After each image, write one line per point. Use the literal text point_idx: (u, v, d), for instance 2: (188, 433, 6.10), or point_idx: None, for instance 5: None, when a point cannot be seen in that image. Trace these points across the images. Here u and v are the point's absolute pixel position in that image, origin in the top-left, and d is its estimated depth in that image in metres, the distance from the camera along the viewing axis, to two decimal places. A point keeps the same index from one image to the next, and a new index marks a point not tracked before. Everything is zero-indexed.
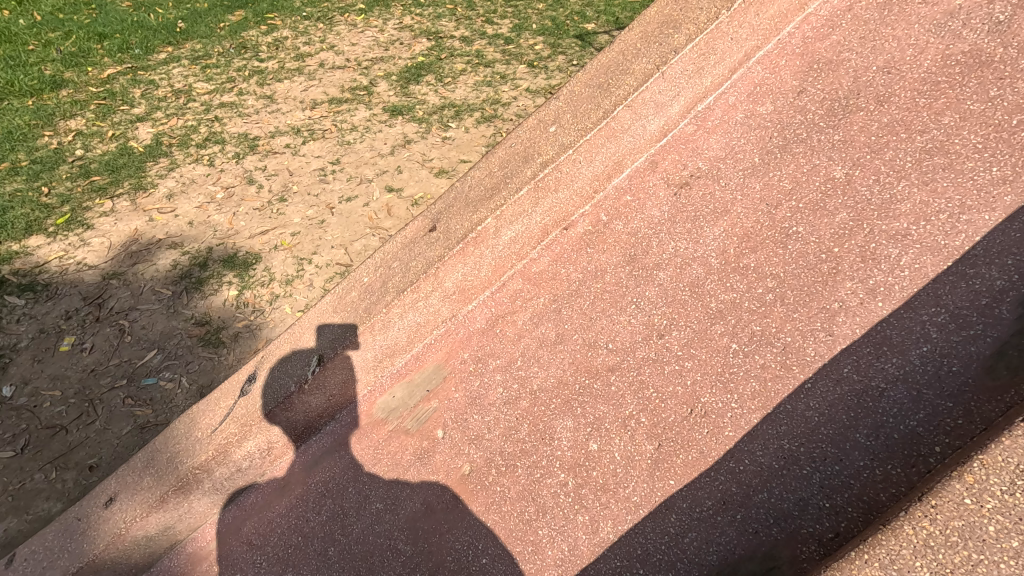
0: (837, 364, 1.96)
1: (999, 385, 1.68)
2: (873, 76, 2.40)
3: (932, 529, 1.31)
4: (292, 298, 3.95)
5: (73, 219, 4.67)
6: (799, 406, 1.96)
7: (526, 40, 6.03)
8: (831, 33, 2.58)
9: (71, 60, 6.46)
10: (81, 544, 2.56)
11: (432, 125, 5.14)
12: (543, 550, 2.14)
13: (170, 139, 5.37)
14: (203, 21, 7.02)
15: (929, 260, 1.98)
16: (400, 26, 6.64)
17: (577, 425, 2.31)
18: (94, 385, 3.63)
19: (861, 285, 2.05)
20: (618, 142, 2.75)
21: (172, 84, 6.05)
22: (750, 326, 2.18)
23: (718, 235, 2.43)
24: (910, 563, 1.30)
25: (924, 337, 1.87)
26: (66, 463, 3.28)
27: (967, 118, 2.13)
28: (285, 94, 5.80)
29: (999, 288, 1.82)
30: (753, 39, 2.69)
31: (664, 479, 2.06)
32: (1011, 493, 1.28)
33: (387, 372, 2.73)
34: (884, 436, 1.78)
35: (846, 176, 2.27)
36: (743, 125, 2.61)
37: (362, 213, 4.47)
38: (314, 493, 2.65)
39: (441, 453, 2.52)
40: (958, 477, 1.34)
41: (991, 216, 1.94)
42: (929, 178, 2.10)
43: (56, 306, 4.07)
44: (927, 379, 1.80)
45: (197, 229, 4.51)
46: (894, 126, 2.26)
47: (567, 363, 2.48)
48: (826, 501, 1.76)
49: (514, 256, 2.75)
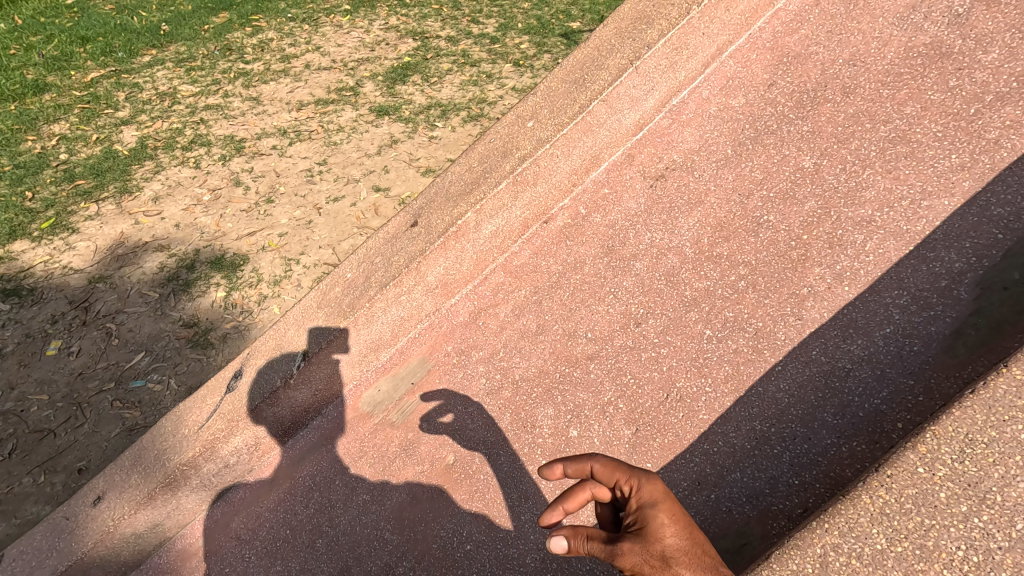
0: (806, 347, 2.04)
1: (958, 362, 1.78)
2: (840, 69, 2.55)
3: (888, 497, 1.39)
4: (280, 298, 3.97)
5: (58, 223, 4.66)
6: (770, 388, 2.02)
7: (513, 39, 6.06)
8: (800, 27, 2.72)
9: (53, 64, 6.43)
10: (69, 544, 2.56)
11: (418, 125, 5.18)
12: (525, 535, 2.19)
13: (156, 142, 5.37)
14: (187, 23, 7.00)
15: (893, 245, 2.09)
16: (386, 27, 6.66)
17: (557, 412, 2.37)
18: (82, 389, 3.64)
19: (828, 271, 2.15)
20: (595, 136, 2.78)
21: (157, 87, 6.04)
22: (723, 313, 2.25)
23: (693, 225, 2.51)
24: (867, 530, 1.38)
25: (887, 319, 1.96)
26: (55, 467, 3.30)
27: (929, 108, 2.30)
28: (271, 96, 5.81)
29: (958, 270, 1.94)
30: (725, 34, 2.78)
31: (642, 462, 2.09)
32: (960, 460, 1.37)
33: (372, 366, 2.81)
34: (850, 414, 1.85)
35: (814, 166, 2.40)
36: (717, 118, 2.70)
37: (350, 213, 4.50)
38: (302, 486, 2.67)
39: (426, 443, 2.56)
40: (912, 447, 1.43)
41: (950, 202, 2.08)
42: (892, 166, 2.25)
43: (42, 311, 4.08)
44: (891, 358, 1.88)
45: (184, 231, 4.52)
46: (859, 117, 2.41)
47: (548, 353, 2.53)
48: (795, 478, 1.83)
49: (495, 250, 2.83)
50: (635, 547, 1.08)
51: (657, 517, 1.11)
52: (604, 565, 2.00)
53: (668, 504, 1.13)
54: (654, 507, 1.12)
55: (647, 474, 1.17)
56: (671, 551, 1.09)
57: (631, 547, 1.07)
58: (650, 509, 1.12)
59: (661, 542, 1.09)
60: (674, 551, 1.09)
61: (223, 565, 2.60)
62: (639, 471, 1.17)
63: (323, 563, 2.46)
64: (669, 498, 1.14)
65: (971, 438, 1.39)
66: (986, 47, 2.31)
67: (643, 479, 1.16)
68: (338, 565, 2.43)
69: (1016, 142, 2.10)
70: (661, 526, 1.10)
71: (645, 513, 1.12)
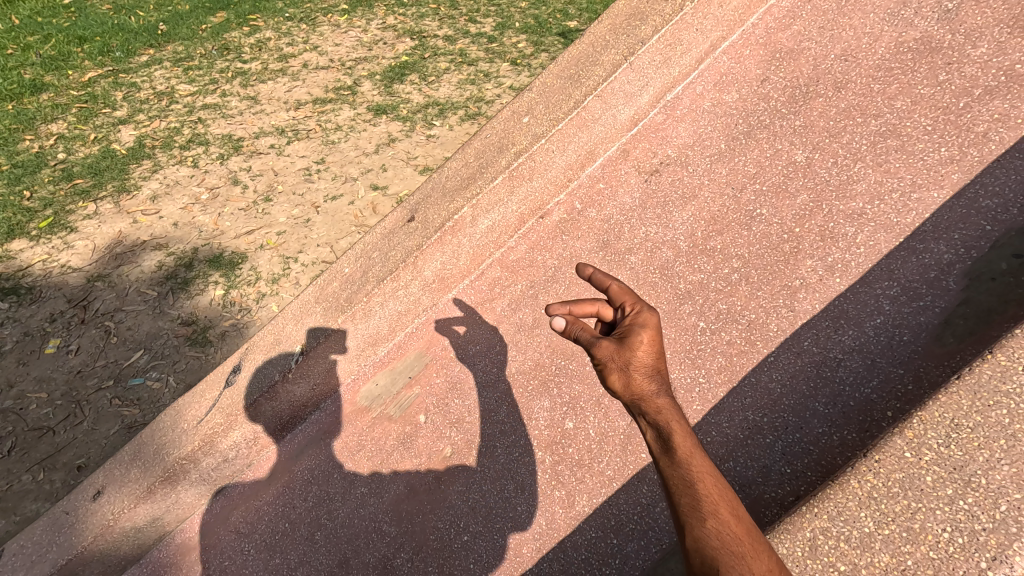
0: (798, 338, 2.07)
1: (947, 351, 1.81)
2: (831, 64, 2.58)
3: (876, 481, 1.45)
4: (278, 296, 3.99)
5: (56, 222, 4.68)
6: (763, 378, 2.05)
7: (510, 38, 6.08)
8: (793, 24, 2.74)
9: (50, 64, 6.44)
10: (69, 538, 2.57)
11: (416, 123, 5.20)
12: (522, 525, 2.22)
13: (153, 141, 5.38)
14: (185, 23, 7.01)
15: (883, 237, 2.13)
16: (383, 27, 6.67)
17: (553, 404, 2.41)
18: (81, 386, 3.66)
19: (820, 263, 2.18)
20: (590, 131, 2.80)
21: (154, 87, 6.05)
22: (717, 305, 2.27)
23: (687, 219, 2.54)
24: (855, 513, 1.43)
25: (878, 310, 2.00)
26: (54, 464, 3.32)
27: (919, 102, 2.33)
28: (268, 95, 5.83)
29: (946, 261, 1.98)
30: (718, 30, 2.80)
31: (636, 453, 2.16)
32: (945, 445, 1.43)
33: (370, 361, 2.83)
34: (841, 404, 1.88)
35: (806, 160, 2.43)
36: (710, 113, 2.73)
37: (347, 211, 4.52)
38: (300, 480, 2.69)
39: (424, 436, 2.58)
40: (900, 433, 1.48)
41: (940, 194, 2.12)
42: (883, 160, 2.28)
43: (41, 309, 4.09)
44: (881, 348, 1.92)
45: (182, 230, 4.54)
46: (851, 112, 2.44)
47: (544, 346, 2.56)
48: (787, 466, 1.85)
49: (492, 245, 2.85)
50: (610, 344, 1.23)
51: (637, 331, 1.23)
52: (599, 554, 2.04)
53: (653, 330, 1.23)
54: (639, 325, 1.24)
55: (650, 307, 1.28)
56: (635, 355, 1.20)
57: (606, 341, 1.23)
58: (636, 327, 1.24)
59: (630, 347, 1.21)
60: (639, 360, 1.20)
61: (223, 558, 2.62)
62: (646, 304, 1.29)
63: (322, 555, 2.48)
64: (658, 327, 1.24)
65: (956, 423, 1.44)
66: (976, 42, 2.34)
67: (645, 309, 1.28)
68: (336, 557, 2.45)
69: (1004, 135, 2.13)
70: (636, 338, 1.22)
71: (630, 328, 1.25)
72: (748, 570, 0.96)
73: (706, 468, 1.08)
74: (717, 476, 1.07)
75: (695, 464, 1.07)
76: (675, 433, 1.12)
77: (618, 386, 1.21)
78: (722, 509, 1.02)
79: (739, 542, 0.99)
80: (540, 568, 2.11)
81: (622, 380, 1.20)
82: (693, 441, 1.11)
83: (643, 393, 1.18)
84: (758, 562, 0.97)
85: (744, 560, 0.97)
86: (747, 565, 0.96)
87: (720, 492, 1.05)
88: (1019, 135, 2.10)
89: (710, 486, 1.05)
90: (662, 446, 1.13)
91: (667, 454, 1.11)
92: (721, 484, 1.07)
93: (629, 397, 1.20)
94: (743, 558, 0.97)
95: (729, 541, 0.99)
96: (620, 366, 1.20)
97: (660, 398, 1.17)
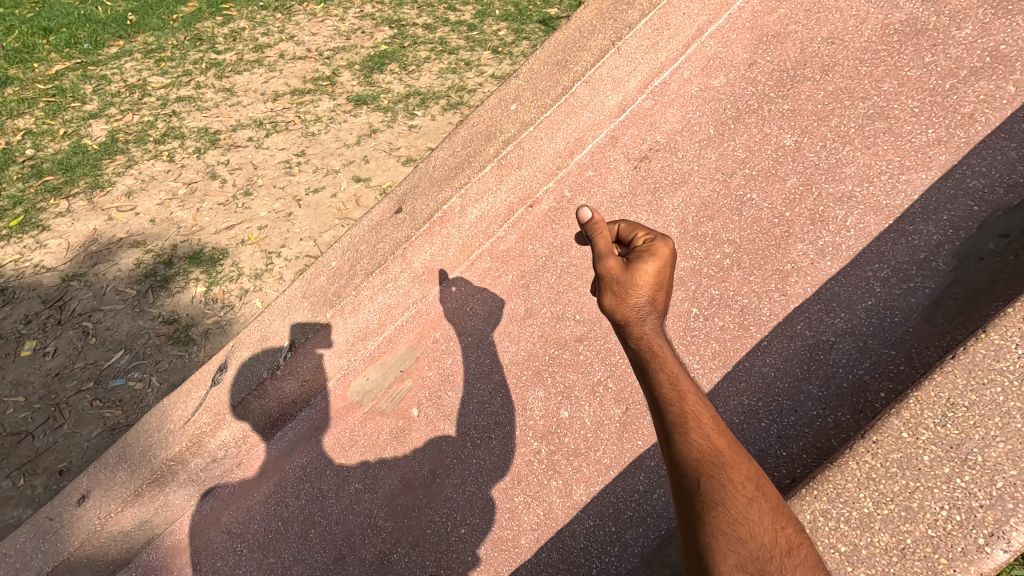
0: (791, 322, 2.08)
1: (937, 332, 1.85)
2: (818, 47, 2.58)
3: (873, 462, 1.47)
4: (261, 293, 3.91)
5: (27, 221, 4.52)
6: (757, 363, 2.06)
7: (491, 25, 5.97)
8: (778, 7, 2.74)
9: (15, 56, 6.20)
10: (54, 544, 2.51)
11: (398, 114, 5.10)
12: (519, 516, 2.22)
13: (126, 135, 5.22)
14: (155, 12, 6.75)
15: (873, 220, 2.14)
16: (362, 15, 6.51)
17: (548, 394, 2.40)
18: (60, 389, 3.56)
19: (811, 247, 2.20)
20: (579, 118, 2.79)
21: (126, 79, 5.85)
22: (709, 291, 2.27)
23: (677, 205, 2.53)
24: (854, 494, 1.46)
25: (868, 292, 2.02)
26: (34, 470, 3.25)
27: (906, 84, 2.34)
28: (244, 86, 5.67)
29: (936, 242, 2.00)
30: (706, 14, 2.78)
31: (632, 441, 2.16)
32: (941, 424, 1.45)
33: (360, 356, 2.78)
34: (835, 386, 1.91)
35: (795, 144, 2.43)
36: (699, 98, 2.72)
37: (330, 204, 4.43)
38: (292, 478, 2.63)
39: (417, 430, 2.56)
40: (897, 414, 1.50)
41: (927, 175, 2.14)
42: (871, 143, 2.29)
43: (15, 311, 3.97)
44: (873, 330, 1.95)
45: (159, 227, 4.41)
46: (839, 94, 2.45)
47: (537, 337, 2.54)
48: (783, 449, 1.87)
49: (481, 236, 2.81)
50: (616, 264, 1.24)
51: (645, 258, 1.23)
52: (598, 543, 2.05)
53: (662, 260, 1.24)
54: (649, 253, 1.24)
55: (665, 238, 1.28)
56: (636, 279, 1.21)
57: (613, 259, 1.25)
58: (646, 254, 1.25)
59: (634, 273, 1.21)
60: (639, 283, 1.20)
61: (215, 559, 2.57)
62: (660, 235, 1.29)
63: (317, 553, 2.45)
64: (668, 259, 1.24)
65: (952, 403, 1.46)
66: (960, 24, 2.35)
67: (658, 239, 1.28)
68: (332, 554, 2.43)
69: (990, 116, 2.15)
70: (643, 265, 1.22)
71: (640, 254, 1.25)
72: (729, 479, 1.03)
73: (688, 385, 1.11)
74: (699, 392, 1.11)
75: (681, 385, 1.10)
76: (658, 354, 1.15)
77: (609, 303, 1.22)
78: (705, 424, 1.07)
79: (720, 454, 1.05)
80: (538, 559, 2.12)
81: (617, 297, 1.21)
82: (674, 361, 1.14)
83: (633, 312, 1.20)
84: (738, 472, 1.04)
85: (725, 470, 1.04)
86: (727, 476, 1.03)
87: (702, 407, 1.08)
88: (1004, 115, 2.13)
89: (693, 404, 1.08)
90: (644, 367, 1.15)
91: (649, 374, 1.13)
92: (704, 401, 1.10)
93: (619, 315, 1.21)
94: (724, 468, 1.04)
95: (711, 453, 1.04)
96: (618, 287, 1.21)
97: (646, 320, 1.19)
